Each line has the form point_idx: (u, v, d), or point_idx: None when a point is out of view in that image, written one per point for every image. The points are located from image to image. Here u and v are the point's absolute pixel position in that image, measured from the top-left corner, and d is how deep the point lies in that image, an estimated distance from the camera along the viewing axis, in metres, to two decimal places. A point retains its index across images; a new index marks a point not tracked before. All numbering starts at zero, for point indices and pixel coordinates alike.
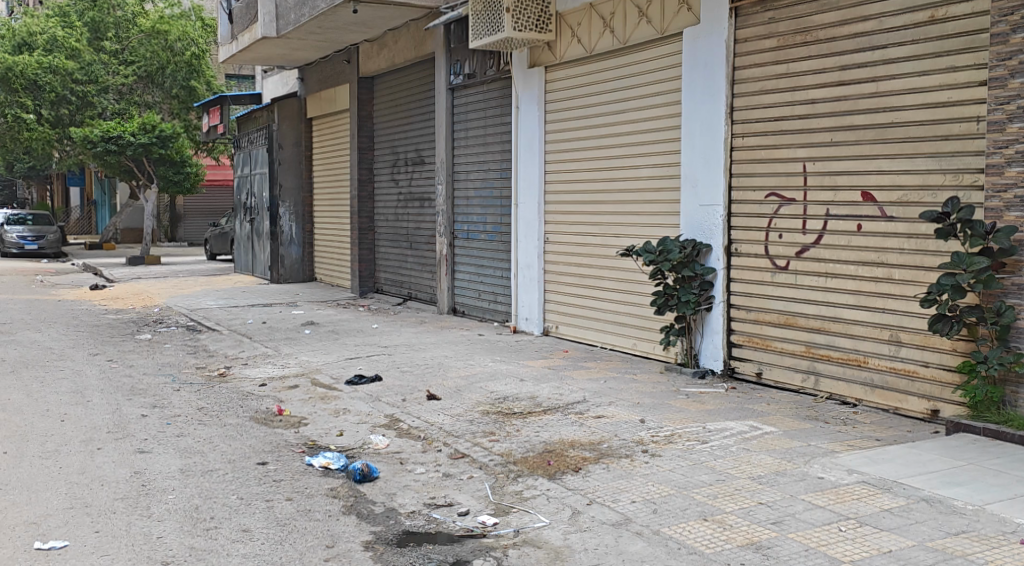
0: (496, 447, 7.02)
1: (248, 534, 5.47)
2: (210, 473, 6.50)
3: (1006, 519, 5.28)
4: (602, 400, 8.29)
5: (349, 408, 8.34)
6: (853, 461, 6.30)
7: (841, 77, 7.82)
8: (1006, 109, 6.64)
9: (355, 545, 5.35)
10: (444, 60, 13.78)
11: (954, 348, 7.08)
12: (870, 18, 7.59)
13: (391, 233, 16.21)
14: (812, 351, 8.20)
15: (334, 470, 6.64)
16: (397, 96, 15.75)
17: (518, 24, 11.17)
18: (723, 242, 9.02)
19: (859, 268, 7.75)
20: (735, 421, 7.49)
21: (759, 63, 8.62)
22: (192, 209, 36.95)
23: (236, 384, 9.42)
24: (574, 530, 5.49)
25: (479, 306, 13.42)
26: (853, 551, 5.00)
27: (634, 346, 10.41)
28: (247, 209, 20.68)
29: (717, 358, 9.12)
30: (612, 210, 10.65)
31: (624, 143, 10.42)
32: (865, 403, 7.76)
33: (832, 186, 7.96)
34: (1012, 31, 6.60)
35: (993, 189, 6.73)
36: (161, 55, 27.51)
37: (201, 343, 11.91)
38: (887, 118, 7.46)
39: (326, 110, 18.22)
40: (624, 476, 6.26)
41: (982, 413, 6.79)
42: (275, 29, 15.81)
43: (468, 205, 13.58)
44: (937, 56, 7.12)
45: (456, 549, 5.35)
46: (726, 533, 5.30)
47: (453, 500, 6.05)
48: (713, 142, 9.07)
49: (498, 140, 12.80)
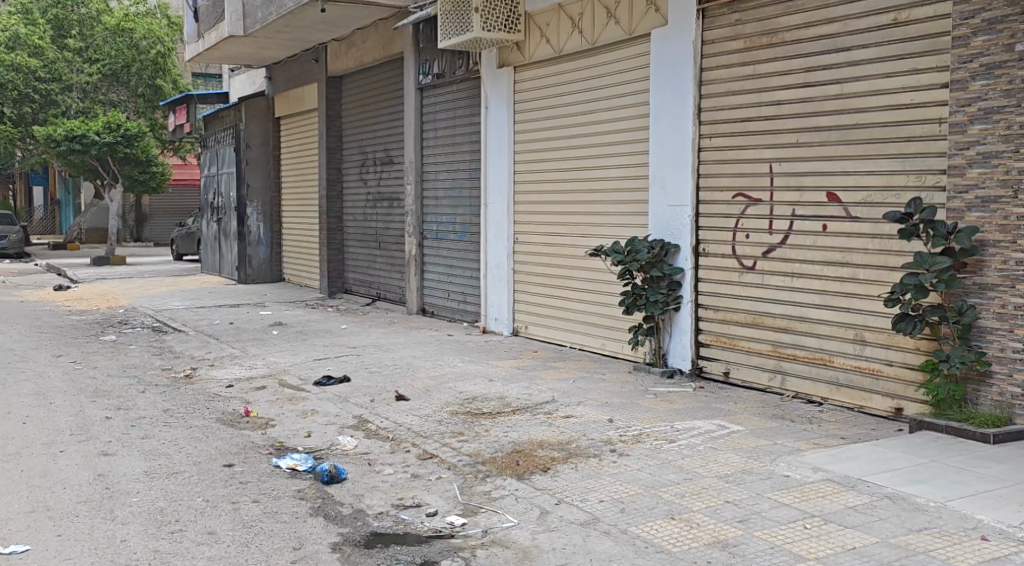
0: (465, 447, 7.02)
1: (213, 537, 5.42)
2: (175, 476, 6.44)
3: (968, 515, 5.34)
4: (570, 400, 8.31)
5: (318, 409, 8.31)
6: (818, 459, 6.36)
7: (807, 78, 7.90)
8: (968, 111, 6.73)
9: (322, 547, 5.32)
10: (414, 59, 13.74)
11: (917, 348, 7.16)
12: (835, 20, 7.67)
13: (360, 234, 16.14)
14: (779, 351, 8.27)
15: (301, 471, 6.61)
16: (366, 96, 15.70)
17: (487, 25, 11.18)
18: (691, 243, 9.09)
19: (824, 268, 7.83)
20: (703, 420, 7.53)
21: (727, 64, 8.68)
22: (158, 208, 36.61)
23: (202, 385, 9.35)
24: (543, 530, 5.50)
25: (448, 307, 13.41)
26: (818, 549, 5.04)
27: (603, 347, 10.44)
28: (214, 208, 20.52)
29: (685, 358, 9.18)
30: (581, 210, 10.67)
31: (593, 143, 10.46)
32: (830, 402, 7.84)
33: (798, 187, 8.03)
34: (973, 34, 6.69)
35: (955, 190, 6.82)
36: (126, 53, 27.86)
37: (166, 344, 11.80)
38: (852, 120, 7.54)
39: (294, 110, 18.12)
40: (593, 476, 6.28)
41: (945, 412, 6.86)
42: (242, 28, 15.69)
43: (437, 205, 13.55)
44: (900, 58, 7.20)
45: (424, 549, 5.34)
46: (694, 531, 5.33)
47: (422, 501, 6.04)
48: (682, 142, 9.13)
49: (467, 140, 12.79)
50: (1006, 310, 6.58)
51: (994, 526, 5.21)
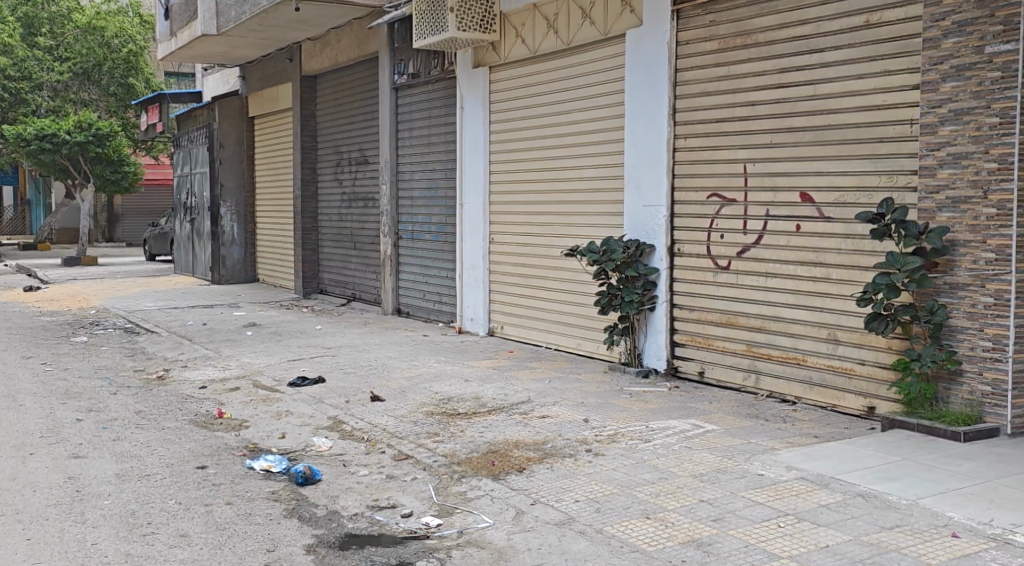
0: (440, 448, 7.01)
1: (186, 539, 5.38)
2: (148, 478, 6.39)
3: (939, 513, 5.39)
4: (546, 400, 8.32)
5: (292, 410, 8.25)
6: (792, 458, 6.40)
7: (781, 79, 7.94)
8: (938, 113, 6.77)
9: (296, 549, 5.29)
10: (388, 59, 13.70)
11: (889, 346, 7.21)
12: (808, 22, 7.72)
13: (335, 234, 16.08)
14: (753, 350, 8.32)
15: (275, 473, 6.56)
16: (341, 95, 15.65)
17: (462, 25, 11.19)
18: (666, 243, 9.13)
19: (798, 268, 7.87)
20: (677, 420, 7.55)
21: (701, 65, 8.73)
22: (130, 208, 36.29)
23: (175, 386, 9.27)
24: (518, 530, 5.49)
25: (424, 307, 13.39)
26: (791, 547, 5.06)
27: (579, 346, 10.46)
28: (187, 208, 20.37)
29: (660, 358, 9.22)
30: (557, 209, 10.68)
31: (567, 143, 10.47)
32: (804, 401, 7.90)
33: (771, 187, 8.08)
34: (944, 35, 6.73)
35: (926, 190, 6.87)
36: (97, 52, 27.36)
37: (138, 345, 11.68)
38: (825, 120, 7.60)
39: (268, 110, 18.03)
40: (568, 476, 6.28)
41: (917, 410, 6.92)
42: (215, 27, 15.58)
43: (413, 205, 13.53)
44: (872, 59, 7.25)
45: (400, 550, 5.32)
46: (669, 530, 5.34)
47: (397, 502, 6.02)
48: (657, 143, 9.16)
49: (442, 141, 12.77)
50: (976, 309, 6.62)
51: (964, 523, 5.25)
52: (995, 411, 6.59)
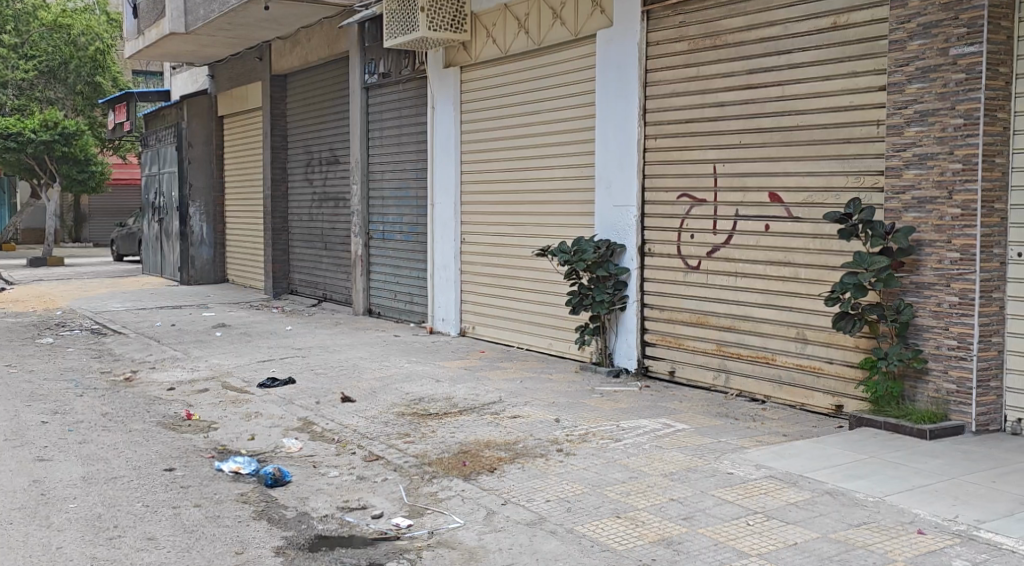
0: (411, 448, 6.99)
1: (153, 542, 5.33)
2: (114, 480, 6.32)
3: (905, 510, 5.45)
4: (517, 400, 8.32)
5: (262, 412, 8.19)
6: (761, 456, 6.45)
7: (750, 80, 8.01)
8: (904, 114, 6.84)
9: (266, 551, 5.25)
10: (359, 59, 13.65)
11: (857, 345, 7.28)
12: (776, 23, 7.78)
13: (306, 234, 15.99)
14: (723, 349, 8.38)
15: (244, 475, 6.51)
16: (311, 95, 15.57)
17: (433, 24, 11.18)
18: (636, 243, 9.17)
19: (767, 268, 7.93)
20: (647, 419, 7.58)
21: (671, 66, 8.78)
22: (97, 208, 35.98)
23: (142, 388, 9.17)
24: (488, 530, 5.49)
25: (395, 307, 13.35)
26: (760, 545, 5.09)
27: (550, 346, 10.47)
28: (155, 208, 20.18)
29: (631, 357, 9.26)
30: (528, 209, 10.69)
31: (539, 142, 10.48)
32: (773, 399, 7.96)
33: (741, 188, 8.13)
34: (909, 38, 6.79)
35: (893, 191, 6.94)
36: (63, 50, 27.22)
37: (105, 347, 11.56)
38: (793, 121, 7.66)
39: (238, 109, 17.92)
40: (539, 476, 6.28)
41: (884, 408, 6.97)
42: (184, 24, 15.46)
43: (383, 205, 13.49)
44: (839, 61, 7.32)
45: (370, 551, 5.30)
46: (639, 529, 5.36)
47: (367, 503, 5.99)
48: (628, 143, 9.20)
49: (413, 140, 12.74)
50: (941, 308, 6.70)
51: (930, 519, 5.31)
52: (960, 409, 6.67)
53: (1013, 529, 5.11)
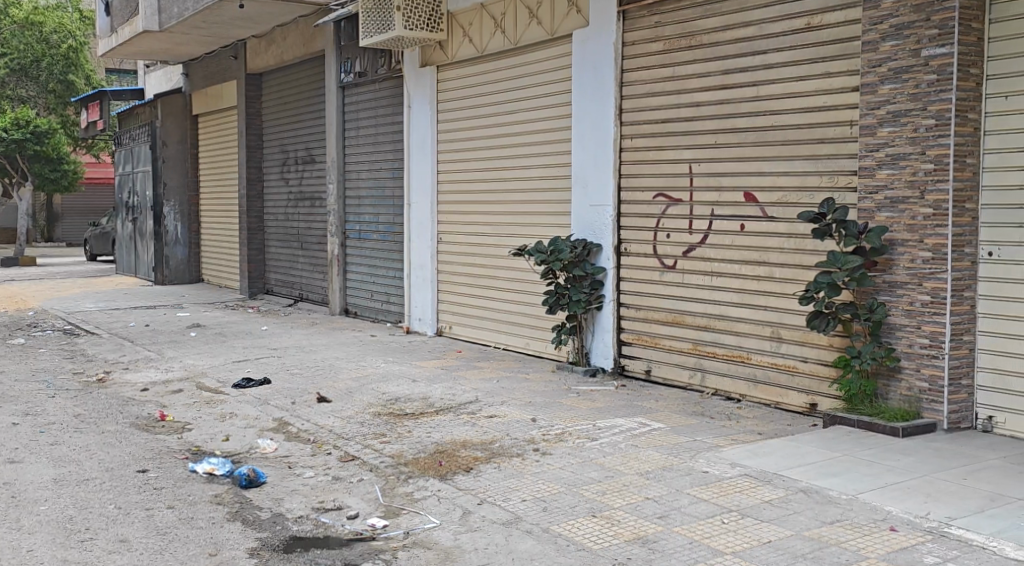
0: (387, 449, 6.97)
1: (126, 545, 5.28)
2: (86, 482, 6.26)
3: (878, 507, 5.49)
4: (493, 400, 8.30)
5: (236, 413, 8.14)
6: (736, 455, 6.48)
7: (725, 80, 8.05)
8: (877, 114, 6.89)
9: (240, 553, 5.22)
10: (335, 57, 13.60)
11: (831, 344, 7.32)
12: (751, 24, 7.82)
13: (282, 233, 15.92)
14: (699, 349, 8.41)
15: (218, 476, 6.47)
16: (286, 94, 15.49)
17: (409, 23, 11.14)
18: (612, 242, 9.21)
19: (742, 267, 7.96)
20: (623, 418, 7.60)
21: (647, 65, 8.81)
22: (70, 208, 35.64)
23: (115, 389, 9.09)
24: (464, 530, 5.48)
25: (371, 307, 13.31)
26: (734, 543, 5.11)
27: (527, 346, 10.47)
28: (129, 208, 20.02)
29: (607, 356, 9.29)
30: (504, 209, 10.68)
31: (515, 142, 10.49)
32: (748, 398, 8.00)
33: (716, 187, 8.16)
34: (882, 39, 6.85)
35: (866, 191, 6.99)
36: (35, 48, 27.00)
37: (78, 347, 11.46)
38: (768, 122, 7.70)
39: (213, 108, 17.81)
40: (515, 476, 6.28)
41: (858, 407, 7.02)
42: (158, 23, 15.34)
43: (360, 205, 13.45)
44: (813, 62, 7.36)
45: (345, 552, 5.27)
46: (614, 528, 5.37)
47: (342, 504, 5.96)
48: (604, 143, 9.23)
49: (390, 140, 12.71)
50: (914, 307, 6.75)
51: (902, 516, 5.36)
52: (932, 407, 6.72)
53: (983, 525, 5.16)
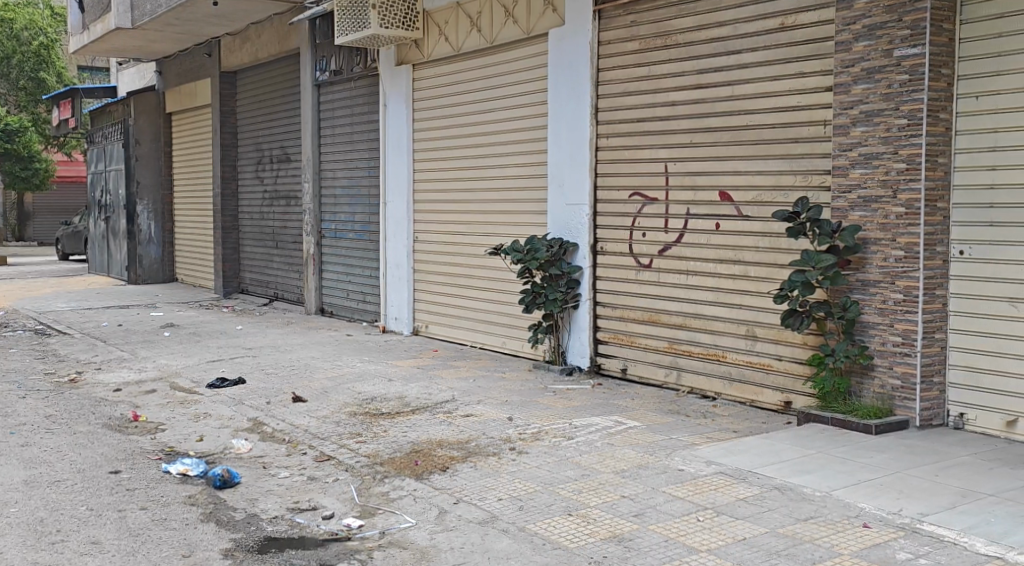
0: (363, 448, 6.94)
1: (98, 547, 5.23)
2: (57, 484, 6.19)
3: (851, 504, 5.53)
4: (469, 399, 8.29)
5: (211, 413, 8.09)
6: (711, 452, 6.51)
7: (700, 80, 8.08)
8: (850, 114, 6.94)
9: (214, 554, 5.18)
10: (310, 55, 13.53)
11: (805, 343, 7.37)
12: (725, 24, 7.85)
13: (257, 232, 15.83)
14: (675, 347, 8.43)
15: (192, 477, 6.42)
16: (261, 92, 15.41)
17: (385, 22, 11.10)
18: (588, 242, 9.23)
19: (717, 266, 8.00)
20: (599, 417, 7.61)
21: (622, 64, 8.83)
22: (42, 207, 35.17)
23: (87, 390, 9.00)
24: (440, 530, 5.47)
25: (348, 306, 13.25)
26: (710, 540, 5.13)
27: (503, 345, 10.46)
28: (102, 207, 19.82)
29: (584, 355, 9.32)
30: (481, 208, 10.67)
31: (490, 141, 10.49)
32: (723, 396, 8.03)
33: (691, 186, 8.20)
34: (855, 39, 6.89)
35: (839, 190, 7.04)
36: (6, 45, 26.68)
37: (49, 347, 11.34)
38: (742, 121, 7.73)
39: (186, 106, 17.68)
40: (492, 475, 6.28)
41: (832, 404, 7.07)
42: (130, 20, 15.20)
43: (336, 204, 13.40)
44: (787, 62, 7.40)
45: (320, 552, 5.25)
46: (590, 527, 5.38)
47: (317, 504, 5.93)
48: (579, 141, 9.25)
49: (365, 139, 12.66)
50: (886, 305, 6.81)
51: (875, 513, 5.40)
52: (905, 404, 6.77)
53: (954, 521, 5.21)
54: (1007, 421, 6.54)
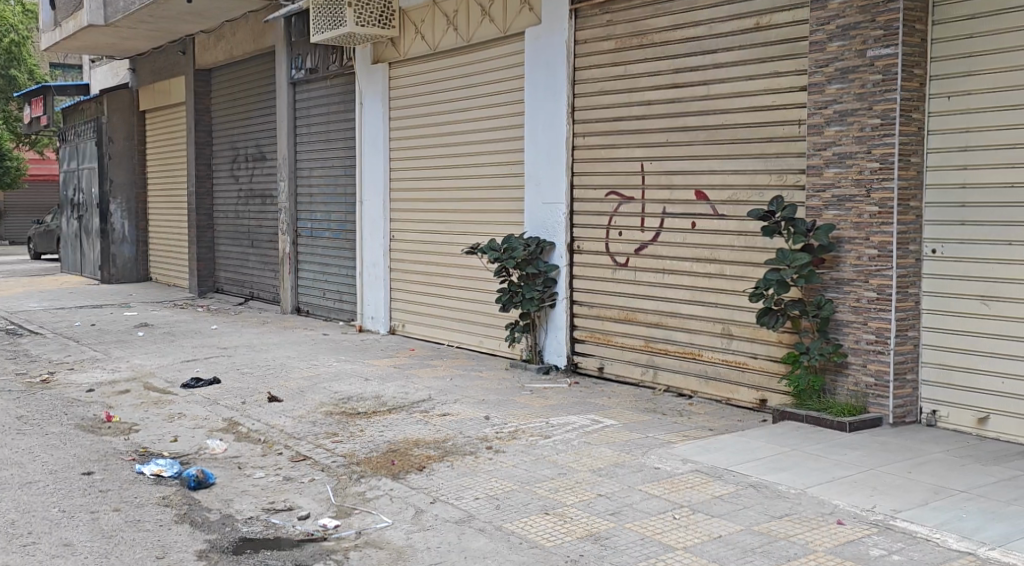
0: (339, 448, 6.92)
1: (70, 549, 5.18)
2: (29, 485, 6.12)
3: (825, 501, 5.56)
4: (446, 399, 8.27)
5: (185, 413, 8.03)
6: (687, 451, 6.53)
7: (676, 79, 8.10)
8: (824, 114, 6.99)
9: (188, 555, 5.14)
10: (286, 53, 13.47)
11: (780, 341, 7.42)
12: (700, 23, 7.88)
13: (232, 231, 15.74)
14: (651, 346, 8.46)
15: (166, 478, 6.37)
16: (236, 89, 15.31)
17: (360, 20, 11.05)
18: (565, 240, 9.24)
19: (693, 264, 8.03)
20: (576, 416, 7.62)
21: (599, 63, 8.85)
22: (16, 205, 34.78)
23: (59, 390, 8.91)
24: (417, 529, 5.45)
25: (324, 305, 13.19)
26: (685, 538, 5.15)
27: (480, 344, 10.46)
28: (74, 205, 19.61)
29: (561, 353, 9.33)
30: (457, 207, 10.66)
31: (467, 140, 10.48)
32: (699, 394, 8.07)
33: (667, 186, 8.23)
34: (829, 39, 6.94)
35: (814, 189, 7.09)
36: None
37: (20, 347, 11.22)
38: (717, 120, 7.77)
39: (160, 104, 17.55)
40: (468, 474, 6.28)
41: (807, 402, 7.13)
42: (103, 17, 15.08)
43: (312, 203, 13.34)
44: (762, 61, 7.44)
45: (296, 553, 5.22)
46: (567, 525, 5.38)
47: (293, 504, 5.91)
48: (556, 140, 9.25)
49: (341, 137, 12.61)
50: (860, 304, 6.86)
51: (849, 510, 5.44)
52: (878, 402, 6.82)
53: (927, 517, 5.26)
54: (978, 418, 6.60)
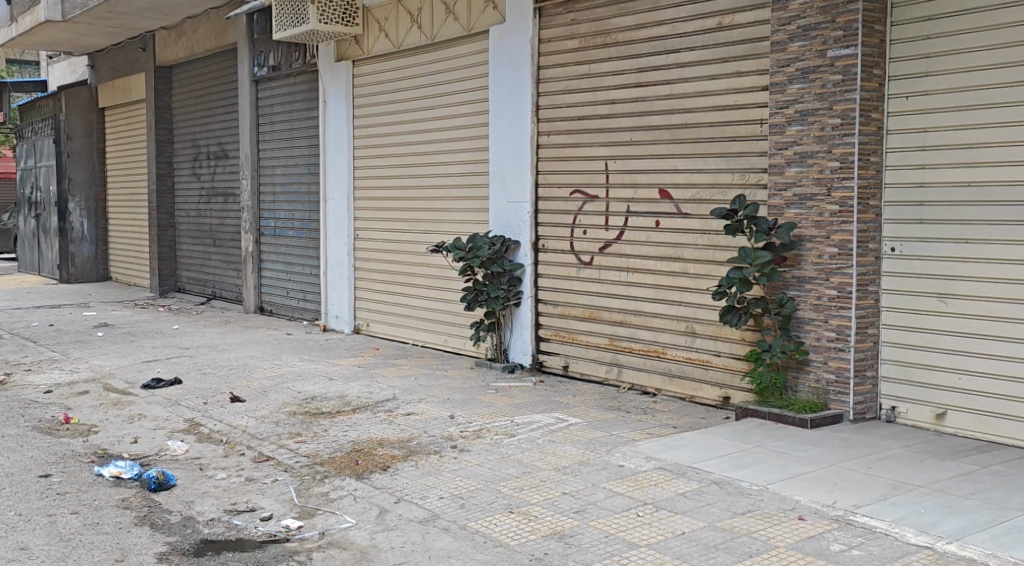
0: (302, 448, 6.87)
1: (26, 553, 5.09)
2: None
3: (787, 497, 5.62)
4: (411, 398, 8.24)
5: (146, 413, 7.95)
6: (651, 448, 6.56)
7: (638, 78, 8.14)
8: (785, 114, 7.05)
9: (148, 558, 5.08)
10: (248, 51, 13.35)
11: (743, 339, 7.47)
12: (664, 23, 7.91)
13: (193, 230, 15.58)
14: (615, 344, 8.49)
15: (126, 479, 6.28)
16: (197, 87, 15.15)
17: (324, 17, 10.96)
18: (530, 239, 9.24)
19: (657, 263, 8.07)
20: (541, 414, 7.63)
21: (563, 62, 8.86)
22: None
23: (17, 392, 8.76)
24: (380, 530, 5.43)
25: (288, 305, 13.10)
26: (648, 535, 5.17)
27: (445, 343, 10.43)
28: (32, 204, 19.28)
29: (526, 353, 9.34)
30: (422, 206, 10.62)
31: (430, 138, 10.46)
32: (663, 392, 8.10)
33: (631, 184, 8.26)
34: (790, 39, 7.00)
35: (776, 188, 7.15)
36: None
37: None
38: (680, 120, 7.81)
39: (120, 101, 17.32)
40: (432, 473, 6.26)
41: (769, 399, 7.19)
42: (61, 12, 14.86)
43: (274, 202, 13.24)
44: (724, 61, 7.49)
45: (258, 554, 5.17)
46: (531, 524, 5.38)
47: (255, 505, 5.86)
48: (521, 138, 9.26)
49: (304, 135, 12.53)
50: (821, 302, 6.92)
51: (810, 506, 5.49)
52: (839, 399, 6.89)
53: (885, 512, 5.32)
54: (936, 414, 6.69)
